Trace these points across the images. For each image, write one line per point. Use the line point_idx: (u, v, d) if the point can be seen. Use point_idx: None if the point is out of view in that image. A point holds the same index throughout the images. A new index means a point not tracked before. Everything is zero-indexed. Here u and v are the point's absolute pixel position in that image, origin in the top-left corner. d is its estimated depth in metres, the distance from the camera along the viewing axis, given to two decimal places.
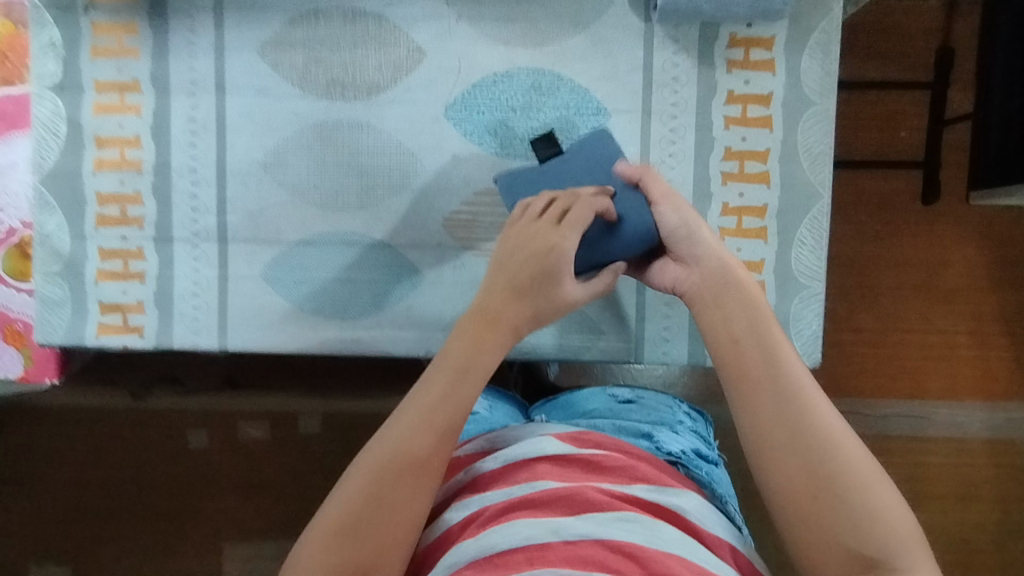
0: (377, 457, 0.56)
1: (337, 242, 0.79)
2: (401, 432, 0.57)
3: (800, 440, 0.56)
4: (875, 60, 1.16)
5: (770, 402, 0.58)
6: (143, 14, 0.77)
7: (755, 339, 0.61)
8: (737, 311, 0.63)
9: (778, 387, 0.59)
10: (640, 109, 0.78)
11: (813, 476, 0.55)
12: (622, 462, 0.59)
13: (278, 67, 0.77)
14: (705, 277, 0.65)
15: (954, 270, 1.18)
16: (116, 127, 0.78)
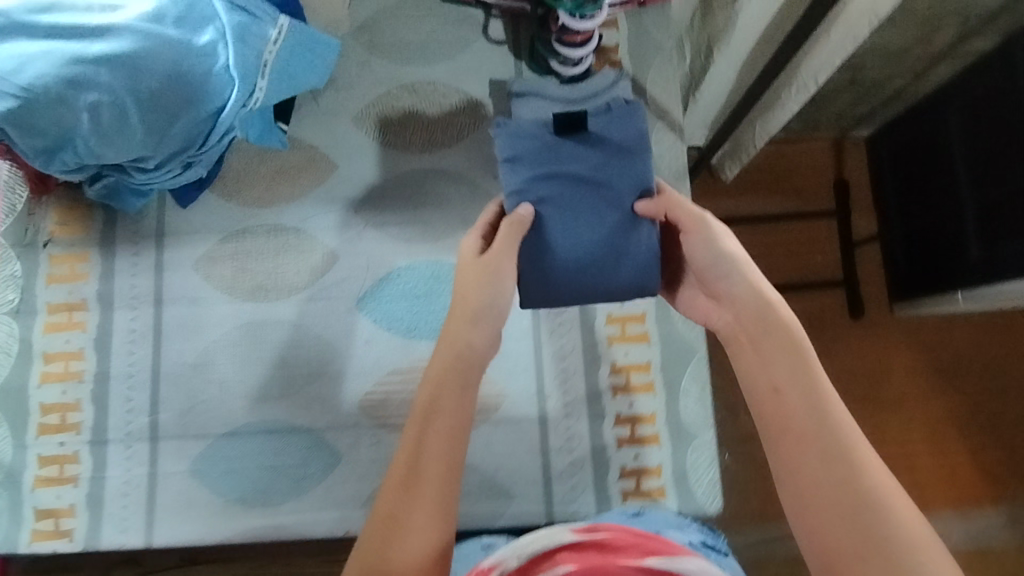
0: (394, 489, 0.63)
1: (260, 430, 0.85)
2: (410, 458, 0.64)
3: (846, 492, 0.56)
4: (783, 195, 1.41)
5: (812, 455, 0.59)
6: (94, 243, 0.89)
7: (797, 386, 0.62)
8: (778, 358, 0.63)
9: (822, 438, 0.59)
10: None
11: (831, 478, 0.57)
12: (630, 540, 0.54)
13: (209, 278, 0.88)
14: (740, 318, 0.67)
15: (896, 378, 1.36)
16: (63, 342, 0.87)
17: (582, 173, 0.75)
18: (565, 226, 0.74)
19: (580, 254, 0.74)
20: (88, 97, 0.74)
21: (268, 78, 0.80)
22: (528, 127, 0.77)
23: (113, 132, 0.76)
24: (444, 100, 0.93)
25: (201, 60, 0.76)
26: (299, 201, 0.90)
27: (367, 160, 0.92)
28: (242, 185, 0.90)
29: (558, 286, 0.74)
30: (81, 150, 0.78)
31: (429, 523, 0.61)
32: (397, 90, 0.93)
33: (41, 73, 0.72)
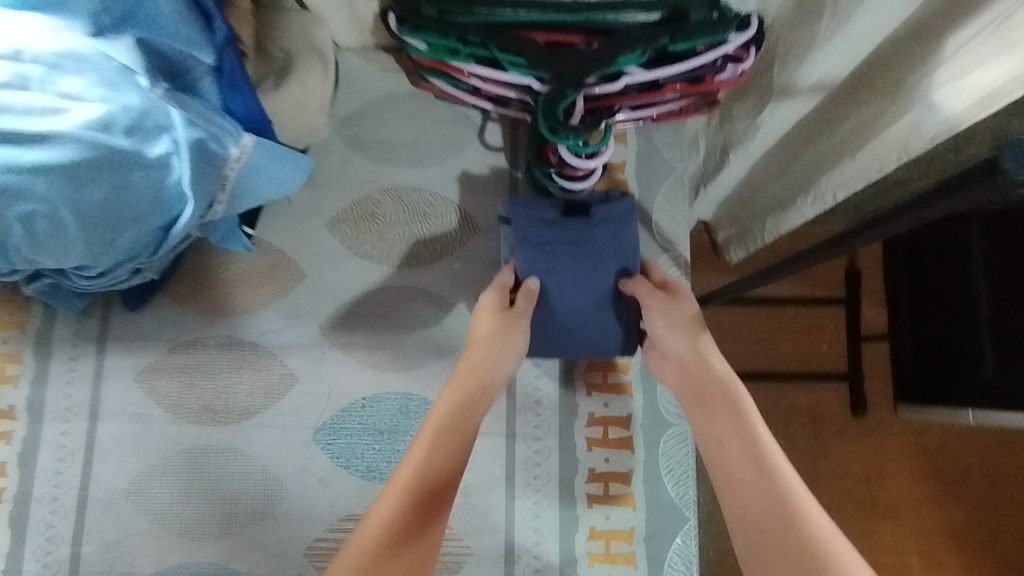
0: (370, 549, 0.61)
1: (193, 573, 0.76)
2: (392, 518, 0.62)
3: (789, 532, 0.59)
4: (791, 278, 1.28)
5: (757, 500, 0.62)
6: (28, 344, 0.80)
7: (734, 438, 0.66)
8: (722, 415, 0.68)
9: (761, 483, 0.63)
10: (504, 431, 0.80)
11: (771, 515, 0.60)
12: None
13: (153, 393, 0.80)
14: (688, 378, 0.73)
15: (894, 484, 1.27)
16: None
17: (588, 245, 0.76)
18: (570, 301, 0.76)
19: (577, 323, 0.76)
20: (20, 209, 0.65)
21: (229, 193, 0.72)
22: (538, 205, 0.77)
23: (48, 244, 0.68)
24: (430, 209, 0.85)
25: (151, 174, 0.68)
26: (260, 313, 0.82)
27: (340, 271, 0.84)
28: (200, 290, 0.82)
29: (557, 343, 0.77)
30: (11, 257, 0.70)
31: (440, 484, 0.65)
32: (379, 195, 0.85)
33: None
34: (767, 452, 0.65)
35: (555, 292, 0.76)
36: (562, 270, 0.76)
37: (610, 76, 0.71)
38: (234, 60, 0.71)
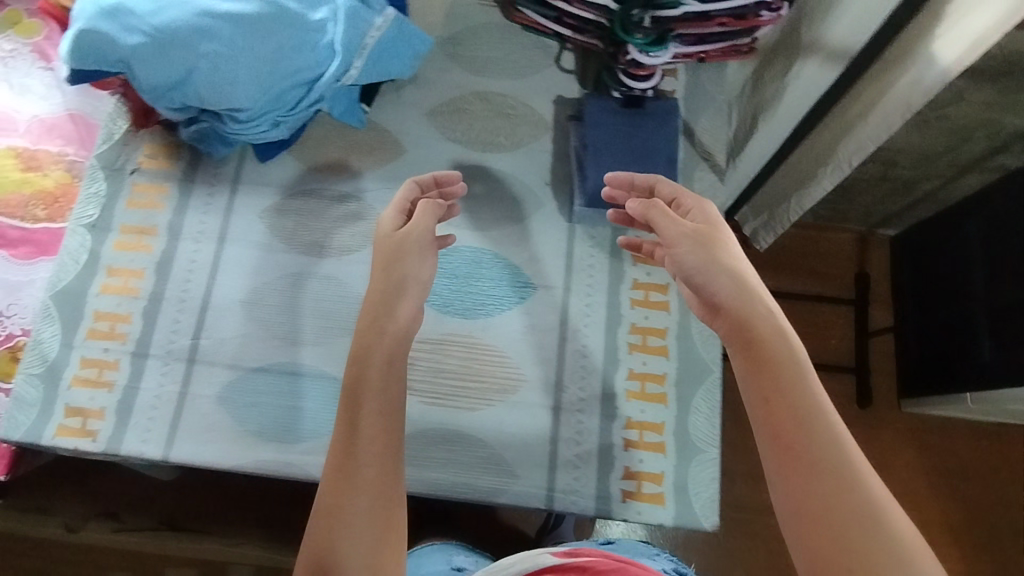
0: (331, 486, 0.66)
1: (290, 372, 0.90)
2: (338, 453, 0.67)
3: (845, 497, 0.59)
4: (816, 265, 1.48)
5: (811, 453, 0.62)
6: (175, 180, 0.97)
7: (787, 400, 0.64)
8: (775, 371, 0.66)
9: (814, 452, 0.62)
10: (560, 286, 0.95)
11: (819, 472, 0.61)
12: (612, 565, 0.66)
13: (272, 227, 0.96)
14: (734, 322, 0.71)
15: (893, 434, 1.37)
16: (128, 260, 0.93)
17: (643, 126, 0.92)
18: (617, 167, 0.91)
19: None
20: (208, 45, 0.84)
21: (365, 60, 0.90)
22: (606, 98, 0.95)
23: (221, 80, 0.87)
24: (511, 111, 1.03)
25: (308, 28, 0.86)
26: (365, 175, 0.99)
27: (434, 149, 1.01)
28: (319, 151, 1.00)
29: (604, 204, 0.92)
30: (189, 92, 0.88)
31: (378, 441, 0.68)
32: (471, 97, 1.04)
33: (175, 18, 0.83)
34: (819, 412, 0.64)
35: (610, 162, 0.91)
36: (613, 144, 0.92)
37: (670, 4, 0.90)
38: None
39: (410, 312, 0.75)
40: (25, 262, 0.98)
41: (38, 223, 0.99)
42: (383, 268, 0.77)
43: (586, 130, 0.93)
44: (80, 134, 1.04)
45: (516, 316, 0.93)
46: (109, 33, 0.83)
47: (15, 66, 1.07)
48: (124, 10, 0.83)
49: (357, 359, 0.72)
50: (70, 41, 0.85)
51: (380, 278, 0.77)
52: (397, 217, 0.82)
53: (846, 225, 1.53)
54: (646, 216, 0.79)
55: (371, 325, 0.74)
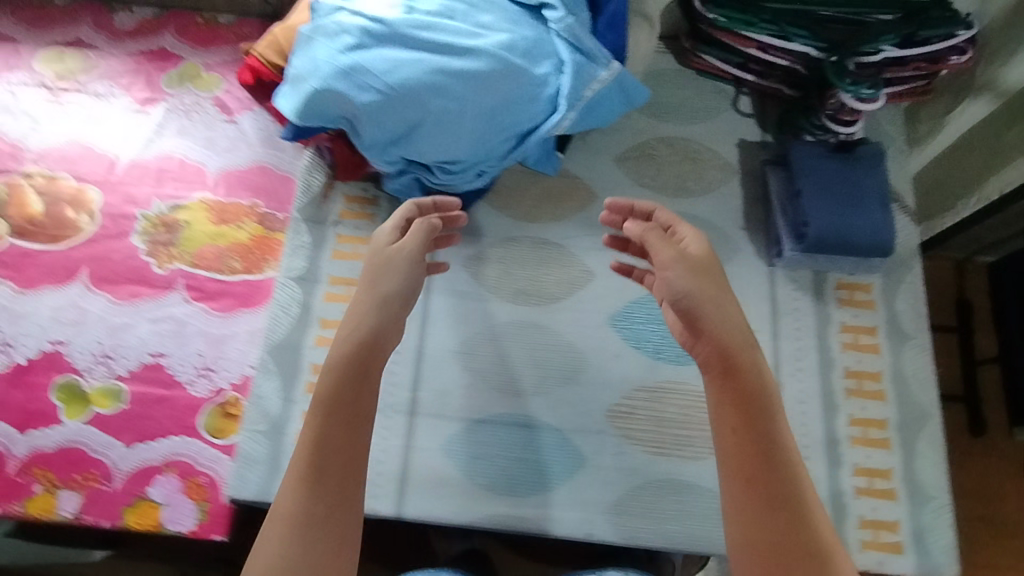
0: (305, 503, 0.66)
1: (511, 422, 0.89)
2: (304, 469, 0.68)
3: (776, 525, 0.67)
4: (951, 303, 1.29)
5: (759, 486, 0.69)
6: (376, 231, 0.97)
7: (749, 434, 0.71)
8: (750, 406, 0.72)
9: (773, 486, 0.69)
10: (769, 331, 0.94)
11: (767, 506, 0.68)
12: None
13: (477, 276, 0.96)
14: (717, 346, 0.75)
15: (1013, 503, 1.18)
16: (339, 312, 0.93)
17: (856, 170, 0.90)
18: (832, 206, 0.88)
19: (842, 221, 0.88)
20: (436, 101, 0.85)
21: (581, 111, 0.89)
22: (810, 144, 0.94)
23: (443, 134, 0.87)
24: (698, 154, 1.03)
25: (533, 83, 0.86)
26: (561, 221, 0.99)
27: (626, 195, 1.01)
28: (514, 199, 1.00)
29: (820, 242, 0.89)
30: (407, 145, 0.89)
31: (349, 446, 0.69)
32: (656, 141, 1.04)
33: (406, 75, 0.83)
34: (790, 454, 0.71)
35: (831, 203, 0.89)
36: (826, 181, 0.90)
37: (870, 52, 0.92)
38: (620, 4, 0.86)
39: (378, 322, 0.74)
40: (227, 314, 0.97)
41: (235, 275, 0.99)
42: (367, 288, 0.76)
43: (795, 173, 0.92)
44: (268, 185, 1.04)
45: None
46: (343, 91, 0.84)
47: (198, 119, 1.08)
48: (357, 68, 0.83)
49: (329, 378, 0.71)
50: (301, 97, 0.86)
51: (365, 297, 0.76)
52: (391, 236, 0.80)
53: (948, 252, 1.30)
54: (643, 238, 0.82)
55: (355, 343, 0.73)
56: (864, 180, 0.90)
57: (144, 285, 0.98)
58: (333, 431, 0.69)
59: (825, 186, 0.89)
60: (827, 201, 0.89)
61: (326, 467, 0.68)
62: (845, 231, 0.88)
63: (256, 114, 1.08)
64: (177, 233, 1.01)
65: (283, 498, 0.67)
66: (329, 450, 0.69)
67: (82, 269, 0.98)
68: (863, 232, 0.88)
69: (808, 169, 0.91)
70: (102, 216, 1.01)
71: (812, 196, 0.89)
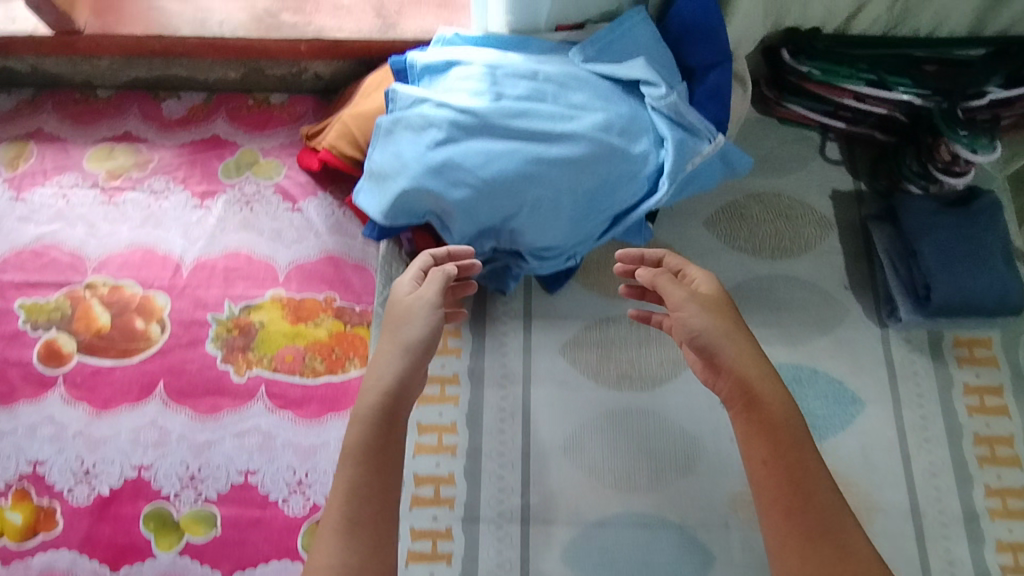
0: (348, 553, 0.64)
1: (632, 522, 0.83)
2: (341, 519, 0.66)
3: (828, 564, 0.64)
4: None
5: (803, 522, 0.66)
6: (464, 321, 0.92)
7: (786, 468, 0.68)
8: (776, 439, 0.70)
9: (814, 520, 0.66)
10: (890, 399, 0.88)
11: (808, 543, 0.65)
12: None
13: (577, 362, 0.90)
14: (733, 380, 0.72)
15: None
16: (435, 414, 0.88)
17: (975, 226, 0.85)
18: (955, 270, 0.83)
19: (967, 285, 0.82)
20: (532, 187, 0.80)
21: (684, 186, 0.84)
22: (921, 201, 0.88)
23: (538, 220, 0.82)
24: (791, 211, 0.97)
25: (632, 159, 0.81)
26: None
27: (721, 261, 0.95)
28: (605, 275, 0.94)
29: (945, 309, 0.83)
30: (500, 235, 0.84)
31: (372, 507, 0.67)
32: (746, 199, 0.98)
33: (500, 164, 0.79)
34: (823, 483, 0.68)
35: (956, 266, 0.83)
36: (946, 244, 0.84)
37: (975, 95, 0.86)
38: (726, 72, 0.81)
39: (401, 374, 0.72)
40: (314, 422, 0.92)
41: (318, 378, 0.94)
42: (393, 338, 0.73)
43: (909, 233, 0.87)
44: (341, 276, 0.99)
45: (852, 436, 0.87)
46: (434, 186, 0.79)
47: (260, 209, 1.03)
48: (448, 162, 0.79)
49: (361, 432, 0.69)
50: (389, 196, 0.82)
51: (395, 359, 0.72)
52: (413, 283, 0.77)
53: None
54: (654, 284, 0.76)
55: (383, 398, 0.70)
56: (986, 237, 0.84)
57: (224, 396, 0.93)
58: (362, 480, 0.67)
59: (944, 249, 0.84)
60: (949, 265, 0.83)
61: (361, 516, 0.66)
62: (971, 294, 0.82)
63: (320, 200, 1.03)
64: (253, 337, 0.96)
65: (321, 547, 0.65)
66: (361, 499, 0.67)
67: (158, 384, 0.94)
68: (991, 295, 0.82)
69: (925, 231, 0.86)
70: (172, 325, 0.97)
71: (931, 259, 0.84)
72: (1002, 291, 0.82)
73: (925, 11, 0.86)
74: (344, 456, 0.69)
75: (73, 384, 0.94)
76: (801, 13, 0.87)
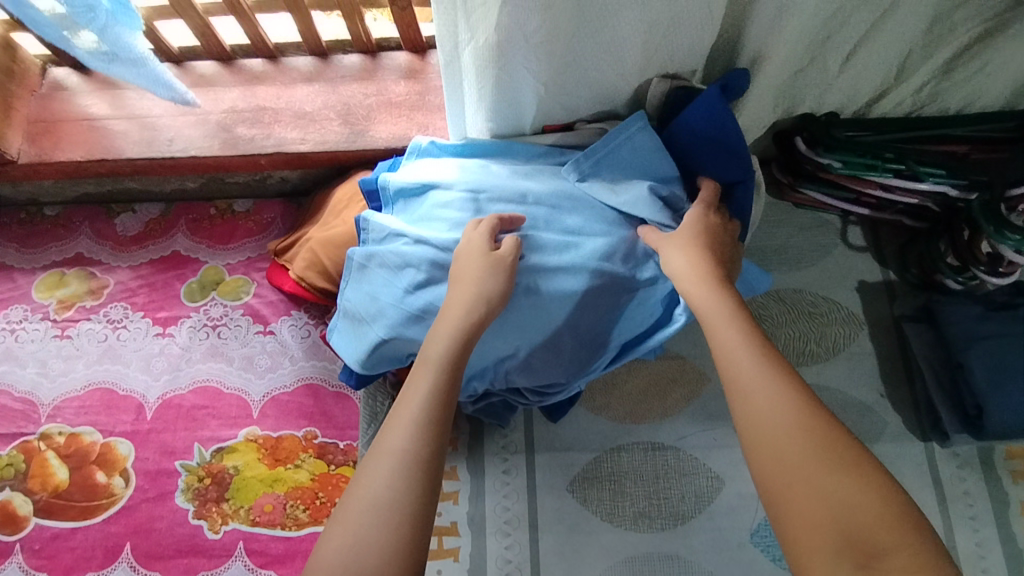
0: (424, 446, 0.54)
1: None
2: (414, 418, 0.56)
3: (798, 455, 0.49)
4: None
5: (768, 408, 0.52)
6: (461, 460, 0.83)
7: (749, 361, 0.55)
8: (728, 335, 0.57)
9: (778, 409, 0.51)
10: (942, 524, 0.78)
11: (767, 436, 0.51)
12: None
13: (587, 501, 0.81)
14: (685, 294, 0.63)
15: None
16: (434, 573, 0.78)
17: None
18: (1005, 385, 0.76)
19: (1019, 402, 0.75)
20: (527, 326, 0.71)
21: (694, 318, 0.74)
22: (964, 304, 0.82)
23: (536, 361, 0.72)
24: (813, 308, 0.88)
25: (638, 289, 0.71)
26: (670, 415, 0.84)
27: None
28: (612, 395, 0.86)
29: (998, 427, 0.75)
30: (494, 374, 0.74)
31: (438, 424, 0.56)
32: (763, 298, 0.89)
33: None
34: (785, 378, 0.53)
35: (1008, 384, 0.76)
36: (994, 354, 0.77)
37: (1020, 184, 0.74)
38: (737, 187, 0.73)
39: (489, 308, 0.64)
40: None
41: (302, 529, 0.84)
42: (469, 279, 0.64)
43: (955, 345, 0.80)
44: (322, 407, 0.90)
45: None
46: (418, 335, 0.70)
47: (229, 334, 0.93)
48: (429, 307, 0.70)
49: (449, 340, 0.61)
50: (369, 346, 0.73)
51: (476, 291, 0.64)
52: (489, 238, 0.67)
53: None
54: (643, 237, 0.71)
55: (465, 324, 0.62)
56: None
57: (198, 556, 0.84)
58: (438, 391, 0.58)
59: (991, 361, 0.77)
60: (998, 378, 0.76)
61: (435, 420, 0.56)
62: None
63: (294, 320, 0.94)
64: (227, 485, 0.87)
65: (392, 433, 0.55)
66: (441, 402, 0.58)
67: (124, 546, 0.84)
68: None
69: (968, 339, 0.79)
70: (137, 476, 0.87)
71: (976, 371, 0.78)
72: None
73: (957, 93, 0.79)
74: (425, 364, 0.60)
75: (30, 553, 0.84)
76: (816, 101, 0.80)
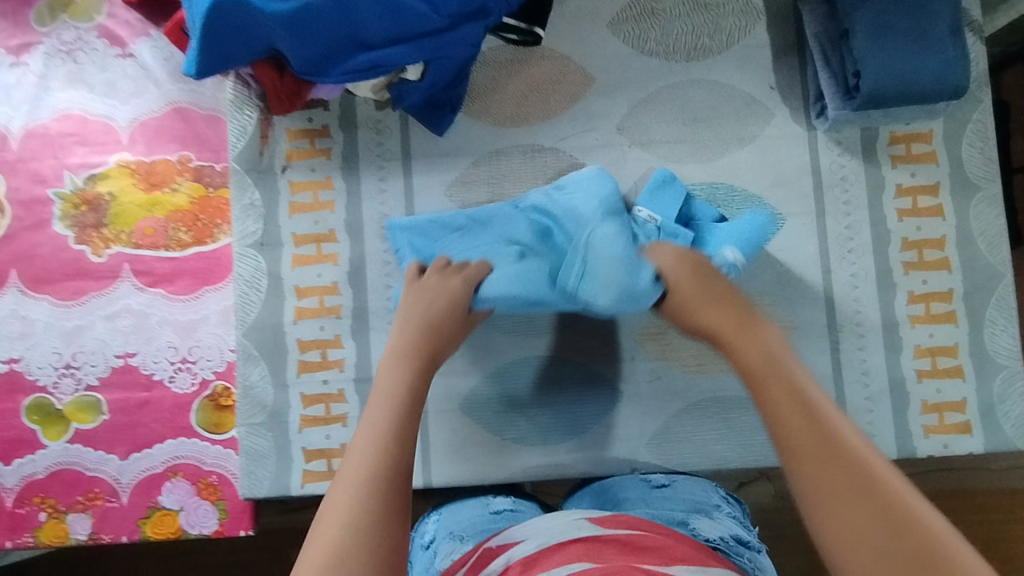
0: (379, 500, 0.51)
1: (532, 365, 0.79)
2: (367, 479, 0.52)
3: (832, 467, 0.49)
4: None
5: (802, 424, 0.53)
6: (335, 169, 0.81)
7: (793, 401, 0.55)
8: (761, 360, 0.61)
9: (819, 427, 0.52)
10: (814, 211, 0.79)
11: (808, 445, 0.51)
12: (656, 541, 0.59)
13: (466, 204, 0.80)
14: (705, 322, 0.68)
15: None
16: (314, 276, 0.80)
17: None
18: (885, 45, 0.69)
19: (897, 62, 0.69)
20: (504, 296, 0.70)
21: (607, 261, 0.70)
22: None
23: (377, 48, 0.69)
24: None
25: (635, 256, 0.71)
26: (553, 118, 0.81)
27: (628, 69, 0.81)
28: (493, 99, 0.81)
29: (873, 88, 0.70)
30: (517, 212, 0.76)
31: (381, 457, 0.54)
32: None
33: None
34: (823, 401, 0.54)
35: (891, 42, 0.69)
36: (885, 15, 0.69)
37: None
38: None
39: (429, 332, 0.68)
40: (189, 296, 0.84)
41: (186, 250, 0.85)
42: (405, 320, 0.69)
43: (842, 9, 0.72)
44: (193, 131, 0.86)
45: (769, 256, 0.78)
46: (239, 14, 0.64)
47: (86, 60, 0.87)
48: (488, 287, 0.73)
49: (400, 386, 0.63)
50: (197, 47, 0.67)
51: (402, 337, 0.67)
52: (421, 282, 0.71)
53: None
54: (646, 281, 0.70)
55: (412, 344, 0.67)
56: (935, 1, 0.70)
57: (86, 278, 0.85)
58: (390, 432, 0.57)
59: (880, 23, 0.69)
60: (880, 38, 0.69)
61: (388, 472, 0.53)
62: (903, 74, 0.69)
63: (154, 41, 0.86)
64: (105, 211, 0.85)
65: (344, 489, 0.52)
66: (391, 454, 0.55)
67: (11, 273, 0.85)
68: (920, 75, 0.70)
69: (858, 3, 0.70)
70: (12, 207, 0.85)
71: (859, 34, 0.70)
72: (938, 61, 0.70)
73: None
74: (379, 406, 0.60)
75: None
76: None
